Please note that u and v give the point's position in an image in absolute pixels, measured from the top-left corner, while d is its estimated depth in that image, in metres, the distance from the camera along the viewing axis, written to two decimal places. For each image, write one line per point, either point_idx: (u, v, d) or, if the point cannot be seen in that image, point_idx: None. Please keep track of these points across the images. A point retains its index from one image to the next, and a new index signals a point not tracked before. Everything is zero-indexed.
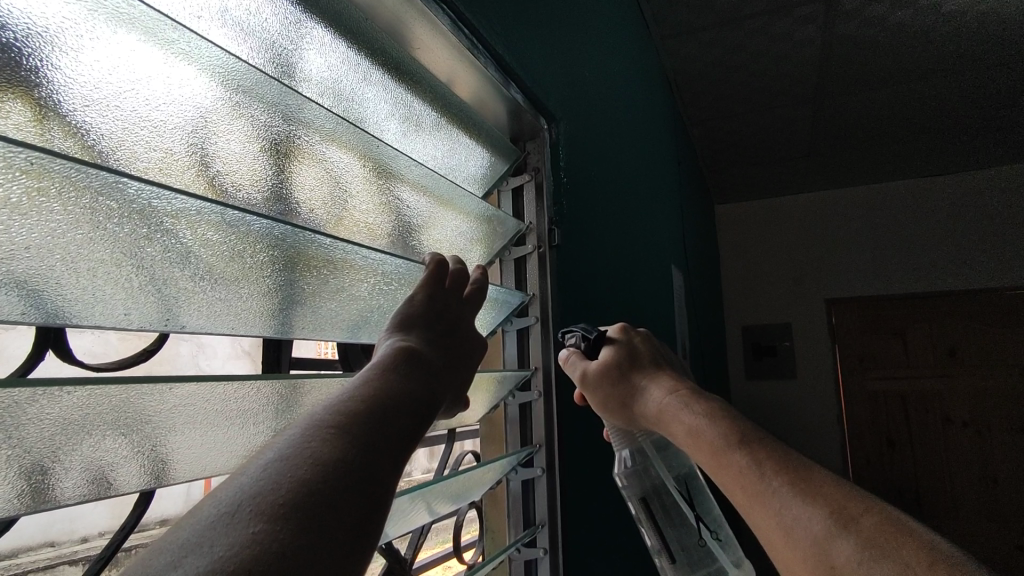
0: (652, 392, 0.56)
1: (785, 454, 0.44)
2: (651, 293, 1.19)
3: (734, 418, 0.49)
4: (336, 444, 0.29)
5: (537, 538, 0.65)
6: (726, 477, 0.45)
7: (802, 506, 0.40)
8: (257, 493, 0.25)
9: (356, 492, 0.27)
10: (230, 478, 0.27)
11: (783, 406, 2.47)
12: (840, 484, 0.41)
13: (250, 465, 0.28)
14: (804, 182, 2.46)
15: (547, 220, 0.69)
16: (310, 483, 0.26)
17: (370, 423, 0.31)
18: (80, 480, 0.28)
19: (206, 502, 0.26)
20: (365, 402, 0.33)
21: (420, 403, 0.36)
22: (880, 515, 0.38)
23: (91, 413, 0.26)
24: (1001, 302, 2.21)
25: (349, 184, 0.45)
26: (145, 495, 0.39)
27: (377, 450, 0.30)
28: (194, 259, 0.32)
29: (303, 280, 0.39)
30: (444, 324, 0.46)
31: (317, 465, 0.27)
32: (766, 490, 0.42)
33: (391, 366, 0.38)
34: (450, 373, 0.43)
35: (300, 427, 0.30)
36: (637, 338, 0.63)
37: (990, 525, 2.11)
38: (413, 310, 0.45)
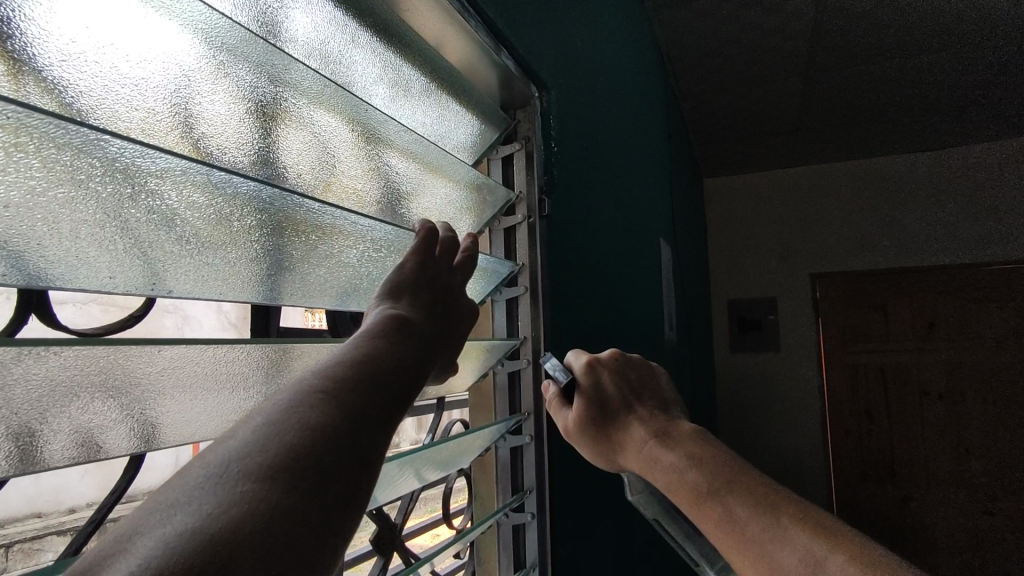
0: (634, 433, 0.57)
1: (760, 493, 0.48)
2: (639, 265, 1.20)
3: (714, 461, 0.51)
4: (326, 410, 0.29)
5: (525, 503, 0.66)
6: (710, 527, 0.48)
7: (776, 550, 0.44)
8: (244, 455, 0.26)
9: (345, 455, 0.28)
10: (218, 441, 0.27)
11: (765, 378, 2.53)
12: (812, 521, 0.45)
13: (238, 426, 0.28)
14: (793, 156, 2.46)
15: (537, 190, 0.69)
16: (298, 446, 0.26)
17: (359, 388, 0.31)
18: (68, 443, 0.27)
19: (194, 464, 0.26)
20: (354, 370, 0.32)
21: (411, 370, 0.36)
22: (848, 550, 0.41)
23: (79, 375, 0.25)
24: (981, 277, 2.25)
25: (337, 150, 0.44)
26: (132, 463, 0.39)
27: (366, 414, 0.30)
28: (179, 222, 0.31)
29: (291, 245, 0.38)
30: (427, 295, 0.45)
31: (308, 430, 0.27)
32: (746, 537, 0.46)
33: (380, 333, 0.38)
34: (442, 344, 0.44)
35: (288, 392, 0.30)
36: (604, 370, 0.61)
37: (960, 494, 2.19)
38: (403, 278, 0.45)
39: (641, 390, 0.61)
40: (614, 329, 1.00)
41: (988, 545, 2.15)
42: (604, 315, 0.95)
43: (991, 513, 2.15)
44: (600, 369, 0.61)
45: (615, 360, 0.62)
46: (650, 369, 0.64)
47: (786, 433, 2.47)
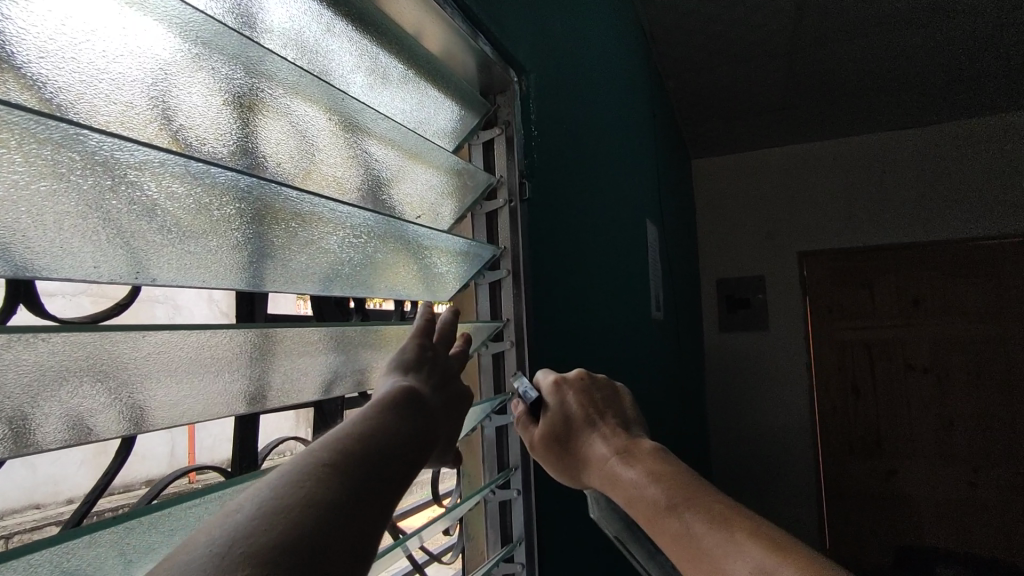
0: (596, 450, 0.60)
1: (715, 509, 0.50)
2: (625, 247, 1.22)
3: (672, 476, 0.54)
4: (330, 484, 0.31)
5: (511, 480, 0.69)
6: (666, 541, 0.51)
7: (728, 563, 0.45)
8: (252, 531, 0.27)
9: (348, 527, 0.29)
10: (223, 516, 0.28)
11: (754, 357, 2.57)
12: (763, 535, 0.46)
13: (245, 499, 0.29)
14: (779, 136, 2.47)
15: (517, 174, 0.70)
16: (306, 523, 0.28)
17: (362, 465, 0.34)
18: (60, 426, 0.29)
19: (200, 537, 0.26)
20: (361, 447, 0.35)
21: (412, 448, 0.39)
22: (797, 562, 0.42)
23: (67, 361, 0.27)
24: (966, 253, 2.28)
25: (316, 138, 0.45)
26: (124, 447, 0.40)
27: (371, 484, 0.33)
28: (160, 212, 0.32)
29: (273, 233, 0.39)
30: (435, 370, 0.49)
31: (309, 505, 0.29)
32: (700, 550, 0.47)
33: (389, 407, 0.41)
34: (444, 416, 0.48)
35: (295, 466, 0.31)
36: (570, 390, 0.64)
37: (944, 465, 2.24)
38: (411, 354, 0.49)
39: (605, 410, 0.64)
40: (599, 311, 1.01)
41: (972, 513, 2.20)
42: (589, 297, 0.97)
43: (974, 483, 2.20)
44: (566, 390, 0.64)
45: (581, 380, 0.65)
46: (614, 392, 0.67)
47: (774, 409, 2.52)
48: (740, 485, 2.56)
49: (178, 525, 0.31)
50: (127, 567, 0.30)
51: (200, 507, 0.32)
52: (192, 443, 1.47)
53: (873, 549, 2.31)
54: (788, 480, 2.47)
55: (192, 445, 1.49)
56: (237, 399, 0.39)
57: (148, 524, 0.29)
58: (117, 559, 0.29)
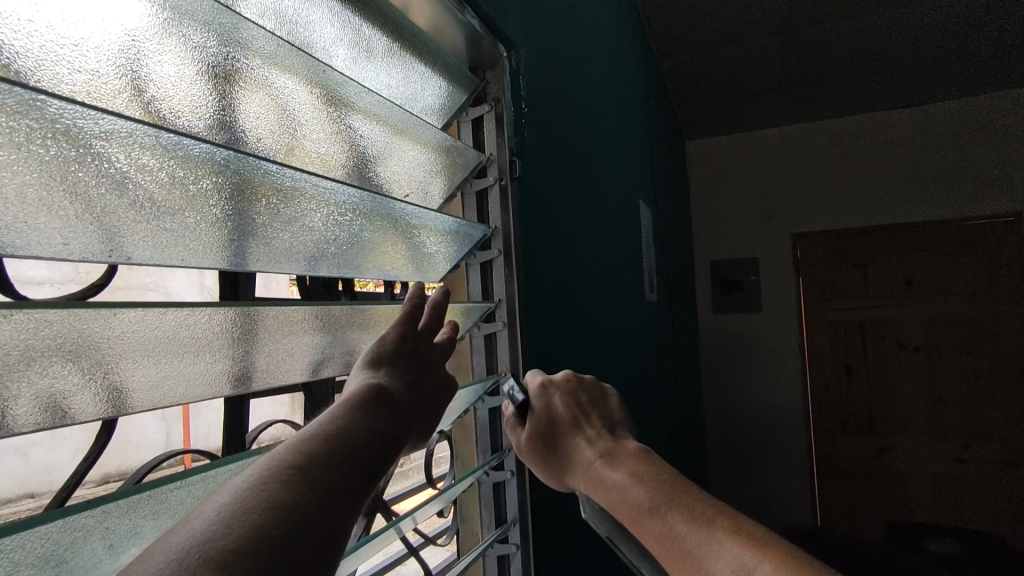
0: (581, 451, 0.59)
1: (697, 508, 0.49)
2: (617, 227, 1.21)
3: (656, 476, 0.54)
4: (292, 486, 0.30)
5: (505, 461, 0.69)
6: (652, 543, 0.50)
7: (710, 562, 0.45)
8: (211, 538, 0.26)
9: (312, 531, 0.28)
10: (180, 526, 0.26)
11: (748, 338, 2.57)
12: (743, 532, 0.45)
13: (206, 504, 0.28)
14: (773, 116, 2.46)
15: (507, 152, 0.68)
16: (265, 529, 0.27)
17: (329, 465, 0.33)
18: (33, 408, 0.28)
19: (156, 549, 0.25)
20: (328, 444, 0.34)
21: (384, 443, 0.38)
22: (778, 558, 0.42)
23: (36, 339, 0.26)
24: (958, 232, 2.28)
25: (298, 113, 0.44)
26: (106, 431, 0.39)
27: (338, 488, 0.32)
28: (131, 184, 0.31)
29: (253, 210, 0.38)
30: (409, 364, 0.48)
31: (270, 511, 0.28)
32: (683, 551, 0.47)
33: (359, 403, 0.40)
34: (417, 412, 0.46)
35: (258, 467, 0.30)
36: (556, 392, 0.63)
37: (934, 442, 2.26)
38: (387, 347, 0.48)
39: (591, 410, 0.64)
40: (591, 293, 1.01)
41: (960, 488, 2.23)
42: (581, 278, 0.96)
43: (963, 459, 2.23)
44: (553, 392, 0.63)
45: (568, 382, 0.65)
46: (601, 392, 0.67)
47: (767, 389, 2.53)
48: (734, 464, 2.59)
49: (159, 508, 0.31)
50: (111, 550, 0.30)
51: (182, 490, 0.31)
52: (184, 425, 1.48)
53: (864, 525, 2.34)
54: (780, 458, 2.49)
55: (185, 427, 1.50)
56: (221, 380, 0.38)
57: (128, 507, 0.28)
58: (98, 543, 0.29)
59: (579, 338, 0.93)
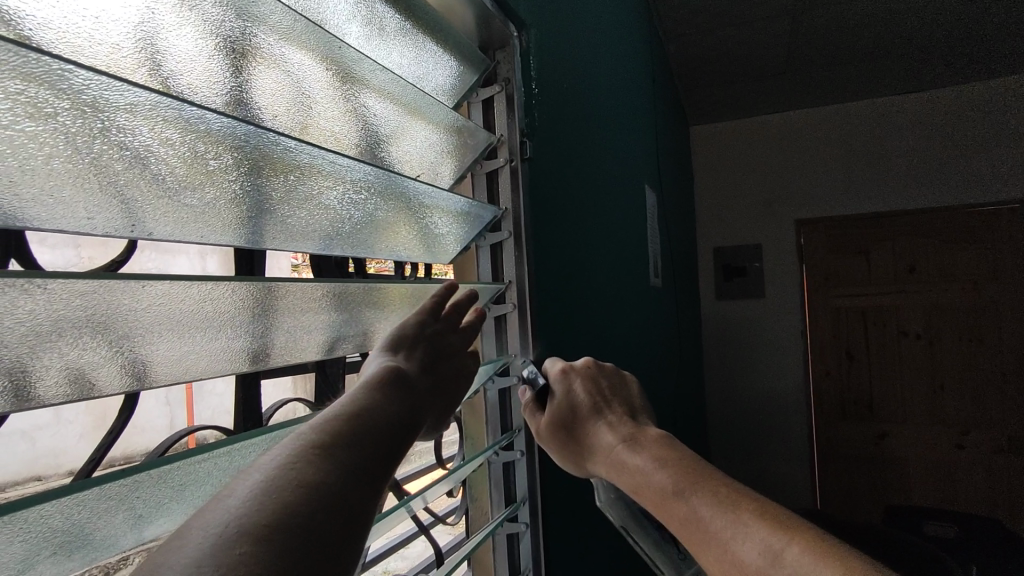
0: (602, 436, 0.61)
1: (721, 492, 0.50)
2: (624, 210, 1.20)
3: (678, 460, 0.55)
4: (320, 465, 0.30)
5: (515, 441, 0.70)
6: (677, 527, 0.51)
7: (736, 545, 0.45)
8: (246, 514, 0.26)
9: (340, 511, 0.29)
10: (216, 501, 0.27)
11: (751, 324, 2.58)
12: (769, 515, 0.46)
13: (237, 481, 0.29)
14: (779, 102, 2.43)
15: (518, 133, 0.68)
16: (295, 507, 0.28)
17: (353, 445, 0.33)
18: (60, 379, 0.28)
19: (194, 524, 0.26)
20: (351, 424, 0.35)
21: (402, 423, 0.39)
22: (805, 541, 0.42)
23: (65, 312, 0.26)
24: (963, 220, 2.27)
25: (312, 90, 0.43)
26: (127, 405, 0.39)
27: (362, 469, 0.32)
28: (152, 159, 0.31)
29: (270, 187, 0.38)
30: (427, 349, 0.49)
31: (301, 488, 0.29)
32: (710, 535, 0.48)
33: (379, 386, 0.40)
34: (431, 398, 0.47)
35: (286, 445, 0.31)
36: (577, 377, 0.65)
37: (935, 427, 2.28)
38: (405, 334, 0.49)
39: (610, 397, 0.65)
40: (598, 276, 1.01)
41: (958, 474, 2.25)
42: (588, 261, 0.96)
43: (961, 445, 2.24)
44: (573, 378, 0.65)
45: (588, 368, 0.67)
46: (620, 380, 0.69)
47: (769, 374, 2.54)
48: (734, 449, 2.61)
49: (186, 480, 0.31)
50: (139, 520, 0.30)
51: (209, 462, 0.31)
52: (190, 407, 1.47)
53: (862, 509, 2.36)
54: (781, 443, 2.51)
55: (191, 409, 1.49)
56: (238, 357, 0.38)
57: (157, 478, 0.28)
58: (128, 513, 0.29)
59: (585, 322, 0.93)
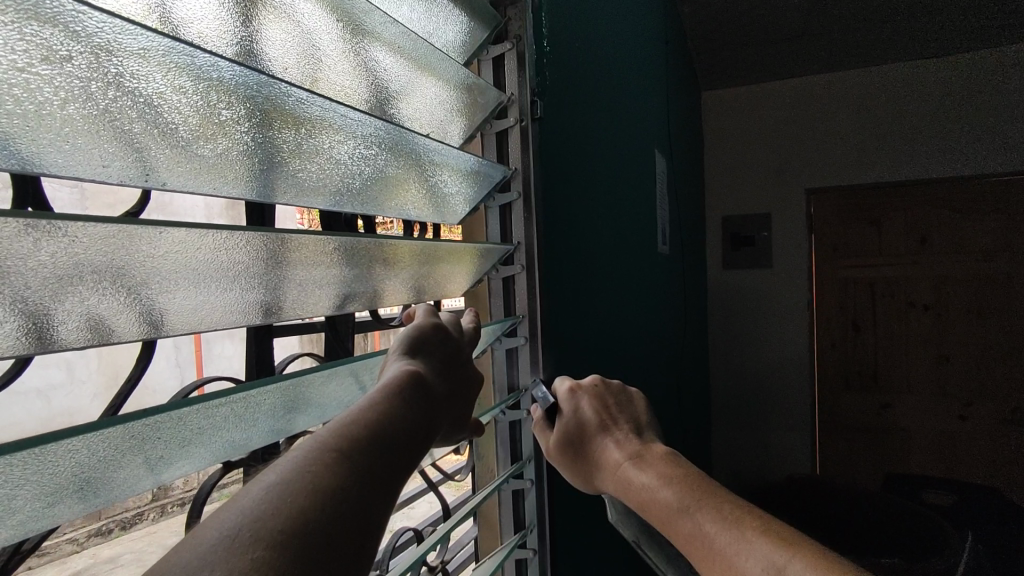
0: (609, 451, 0.62)
1: (726, 510, 0.51)
2: (633, 174, 1.18)
3: (684, 479, 0.56)
4: (335, 473, 0.31)
5: (521, 401, 0.70)
6: (682, 544, 0.52)
7: (740, 561, 0.46)
8: (261, 518, 0.28)
9: (350, 520, 0.30)
10: (234, 500, 0.29)
11: (757, 293, 2.57)
12: (774, 533, 0.47)
13: (255, 481, 0.30)
14: (795, 66, 2.36)
15: (529, 92, 0.67)
16: (309, 514, 0.29)
17: (370, 451, 0.34)
18: (80, 326, 0.29)
19: (211, 522, 0.28)
20: (367, 426, 0.36)
21: (420, 430, 0.40)
22: (809, 558, 0.44)
23: (84, 259, 0.26)
24: (980, 189, 2.21)
25: (322, 43, 0.43)
26: (145, 355, 0.40)
27: (376, 478, 0.33)
28: (163, 107, 0.31)
29: (279, 141, 0.38)
30: (441, 355, 0.50)
31: (317, 493, 0.30)
32: (713, 550, 0.49)
33: (400, 385, 0.41)
34: (449, 403, 0.48)
35: (305, 447, 0.32)
36: (584, 396, 0.66)
37: (939, 398, 2.28)
38: (423, 333, 0.50)
39: (617, 415, 0.65)
40: (605, 239, 1.00)
41: (958, 445, 2.26)
42: (597, 226, 0.96)
43: (964, 416, 2.24)
44: (580, 397, 0.65)
45: (595, 387, 0.67)
46: (627, 397, 0.69)
47: (773, 344, 2.55)
48: (738, 415, 2.65)
49: (204, 426, 0.32)
50: (154, 467, 0.31)
51: (225, 409, 0.32)
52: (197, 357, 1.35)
53: (862, 476, 2.40)
54: (783, 411, 2.54)
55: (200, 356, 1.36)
56: (251, 310, 0.39)
57: (176, 422, 0.29)
58: (145, 459, 0.30)
59: (591, 284, 0.93)
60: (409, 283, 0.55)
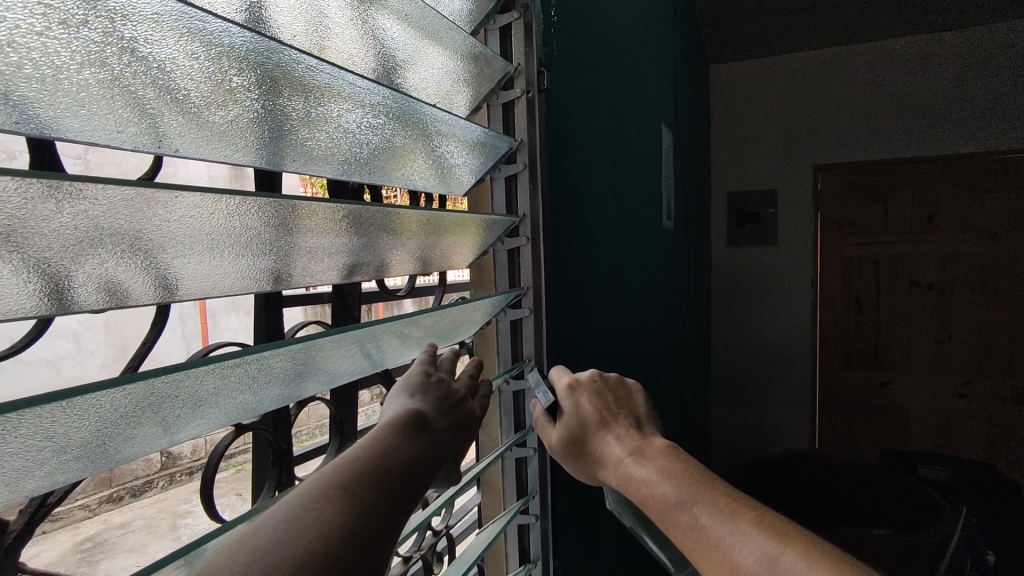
0: (610, 447, 0.61)
1: (722, 501, 0.53)
2: (639, 146, 1.18)
3: (683, 473, 0.56)
4: (341, 507, 0.33)
5: (525, 371, 0.72)
6: (681, 535, 0.53)
7: (736, 553, 0.49)
8: (275, 550, 0.29)
9: (359, 552, 0.32)
10: (248, 532, 0.30)
11: (760, 269, 2.57)
12: (767, 524, 0.49)
13: (265, 515, 0.31)
14: (806, 39, 2.31)
15: (536, 63, 0.67)
16: (319, 548, 0.30)
17: (374, 489, 0.36)
18: (95, 290, 0.30)
19: (226, 553, 0.29)
20: (368, 464, 0.37)
21: (424, 466, 0.41)
22: (801, 550, 0.46)
23: (103, 225, 0.27)
24: (992, 166, 2.18)
25: (329, 10, 0.43)
26: (158, 322, 0.41)
27: (382, 514, 0.35)
28: (174, 74, 0.31)
29: (286, 107, 0.38)
30: (442, 392, 0.51)
31: (325, 529, 0.31)
32: (710, 542, 0.51)
33: (403, 425, 0.43)
34: (455, 440, 0.49)
35: (309, 486, 0.34)
36: (584, 393, 0.65)
37: (939, 376, 2.29)
38: (420, 379, 0.51)
39: (616, 409, 0.65)
40: (610, 213, 1.01)
41: (957, 422, 2.28)
42: (601, 200, 0.96)
43: (964, 394, 2.26)
44: (580, 392, 0.65)
45: (594, 381, 0.66)
46: (627, 391, 0.68)
47: (773, 321, 2.57)
48: (737, 389, 2.68)
49: (214, 390, 0.33)
50: (167, 429, 0.32)
51: (237, 371, 0.33)
52: (202, 329, 1.37)
53: (860, 450, 2.43)
54: (783, 387, 2.56)
55: (205, 327, 1.39)
56: (261, 276, 0.39)
57: (190, 383, 0.30)
58: (157, 422, 0.31)
59: (595, 257, 0.94)
60: (414, 253, 0.55)
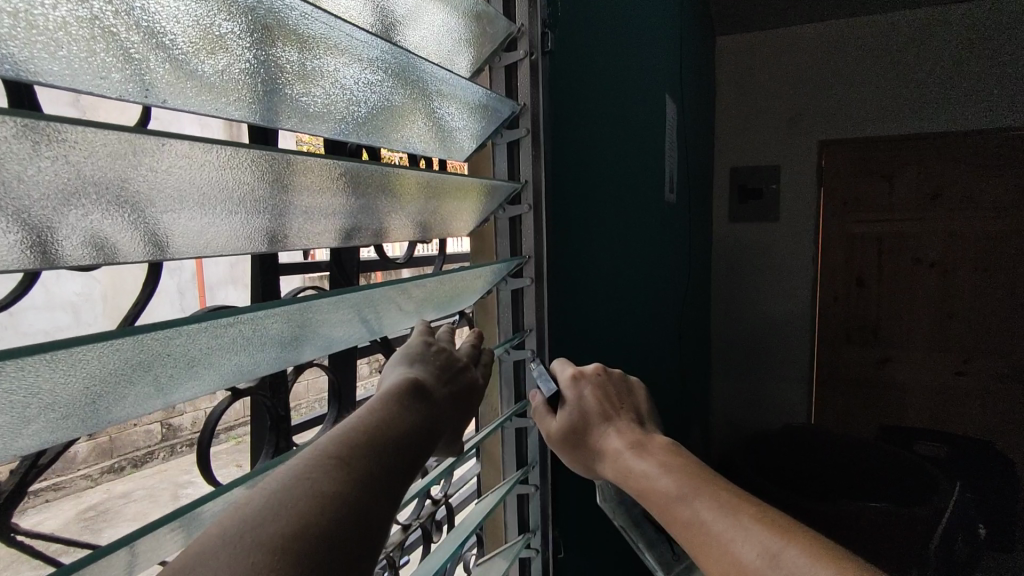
0: (610, 439, 0.61)
1: (722, 496, 0.52)
2: (643, 116, 1.15)
3: (683, 467, 0.56)
4: (335, 477, 0.32)
5: (526, 341, 0.71)
6: (679, 529, 0.53)
7: (736, 547, 0.48)
8: (267, 522, 0.28)
9: (355, 524, 0.31)
10: (241, 504, 0.29)
11: (762, 245, 2.56)
12: (768, 520, 0.49)
13: (260, 487, 0.30)
14: (814, 10, 2.26)
15: (539, 24, 0.65)
16: (313, 518, 0.29)
17: (371, 461, 0.35)
18: (80, 244, 0.28)
19: (217, 524, 0.28)
20: (368, 434, 0.36)
21: (423, 437, 0.41)
22: (803, 546, 0.46)
23: (88, 174, 0.26)
24: (1000, 142, 2.15)
25: None
26: (149, 281, 0.39)
27: (379, 490, 0.34)
28: (158, 19, 0.29)
29: (278, 58, 0.36)
30: (439, 361, 0.50)
31: (320, 501, 0.30)
32: (710, 536, 0.50)
33: (403, 395, 0.42)
34: (455, 411, 0.48)
35: (305, 456, 0.33)
36: (587, 384, 0.65)
37: (938, 354, 2.29)
38: (421, 351, 0.50)
39: (619, 404, 0.65)
40: (612, 185, 0.99)
41: (954, 400, 2.29)
42: (604, 171, 0.94)
43: (961, 371, 2.27)
44: (583, 385, 0.65)
45: (598, 374, 0.66)
46: (628, 385, 0.68)
47: (773, 298, 2.57)
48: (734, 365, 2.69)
49: (206, 352, 0.32)
50: (160, 391, 0.32)
51: (229, 333, 0.32)
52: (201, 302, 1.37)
53: (855, 426, 2.45)
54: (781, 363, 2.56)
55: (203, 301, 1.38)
56: (255, 236, 0.38)
57: (179, 344, 0.29)
58: (149, 383, 0.31)
59: (597, 228, 0.93)
60: (414, 218, 0.54)
